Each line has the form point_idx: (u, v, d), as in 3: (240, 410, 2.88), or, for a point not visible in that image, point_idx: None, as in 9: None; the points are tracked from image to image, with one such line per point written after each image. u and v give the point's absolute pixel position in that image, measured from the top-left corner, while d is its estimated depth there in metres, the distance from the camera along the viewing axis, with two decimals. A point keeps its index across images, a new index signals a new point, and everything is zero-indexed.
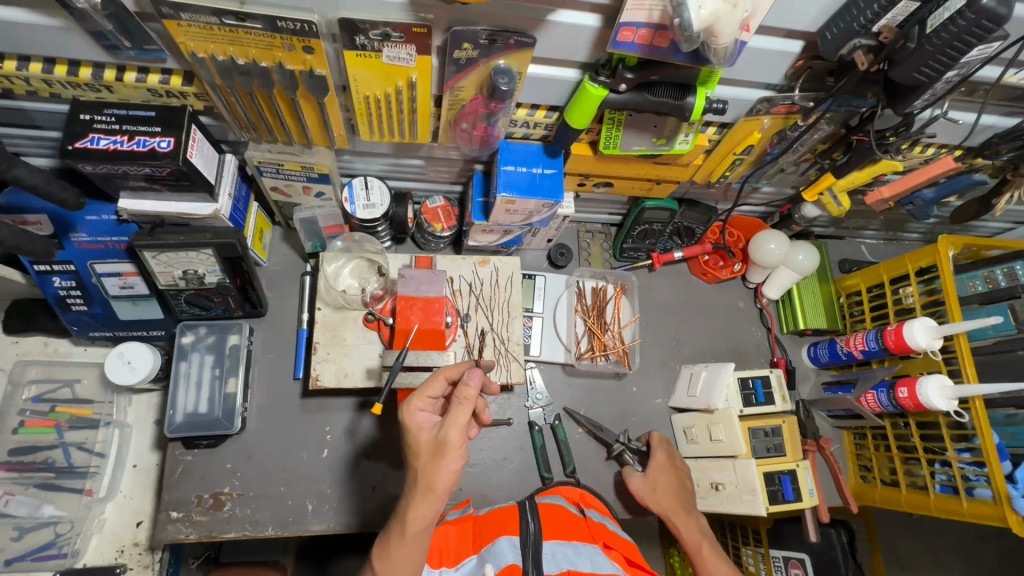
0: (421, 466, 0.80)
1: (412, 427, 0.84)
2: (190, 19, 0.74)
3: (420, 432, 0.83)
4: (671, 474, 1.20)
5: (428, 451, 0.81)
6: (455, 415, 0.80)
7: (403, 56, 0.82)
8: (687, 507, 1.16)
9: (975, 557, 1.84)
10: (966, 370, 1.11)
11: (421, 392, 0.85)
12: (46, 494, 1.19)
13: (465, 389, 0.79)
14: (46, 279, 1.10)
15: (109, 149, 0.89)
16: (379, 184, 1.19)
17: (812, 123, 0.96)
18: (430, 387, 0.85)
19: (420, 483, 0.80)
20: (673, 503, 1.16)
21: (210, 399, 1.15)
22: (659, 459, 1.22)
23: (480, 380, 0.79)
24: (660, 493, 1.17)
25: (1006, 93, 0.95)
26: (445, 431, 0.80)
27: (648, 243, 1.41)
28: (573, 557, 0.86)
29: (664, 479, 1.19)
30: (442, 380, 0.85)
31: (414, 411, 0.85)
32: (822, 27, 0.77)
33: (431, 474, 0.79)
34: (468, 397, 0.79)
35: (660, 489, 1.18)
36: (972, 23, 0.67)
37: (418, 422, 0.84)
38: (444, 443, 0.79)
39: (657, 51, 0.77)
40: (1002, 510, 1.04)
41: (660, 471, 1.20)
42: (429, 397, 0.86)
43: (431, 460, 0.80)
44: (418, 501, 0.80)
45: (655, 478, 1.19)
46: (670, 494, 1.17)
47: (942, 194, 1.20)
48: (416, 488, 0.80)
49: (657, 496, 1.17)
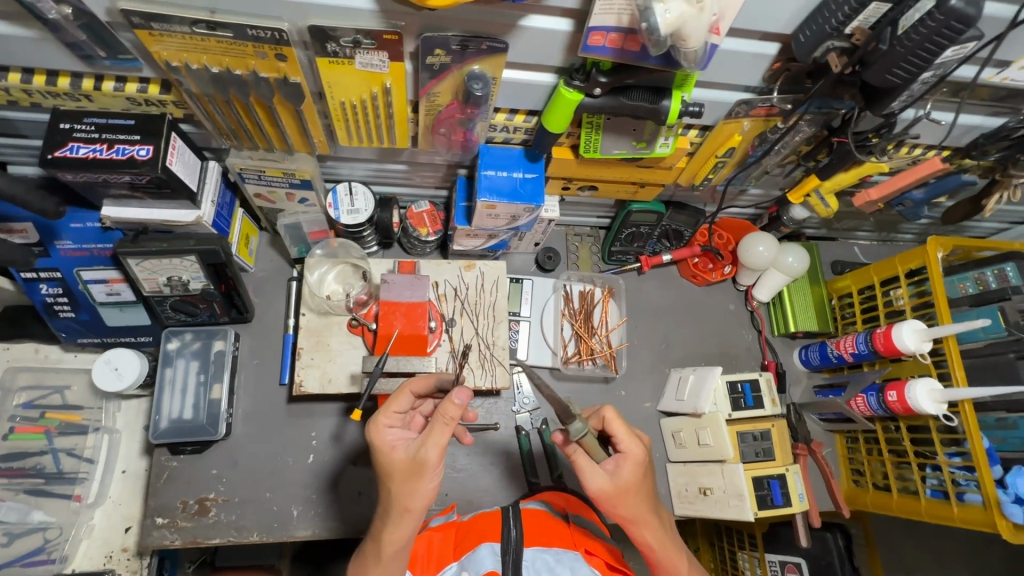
0: (396, 487, 0.80)
1: (383, 447, 0.82)
2: (162, 28, 0.75)
3: (392, 452, 0.81)
4: (643, 471, 0.84)
5: (404, 471, 0.79)
6: (435, 434, 0.79)
7: (376, 63, 0.82)
8: (654, 509, 0.86)
9: (978, 559, 1.81)
10: (955, 373, 1.10)
11: (386, 409, 0.85)
12: (35, 500, 1.20)
13: (449, 407, 0.77)
14: (33, 286, 1.11)
15: (88, 158, 0.89)
16: (363, 190, 1.18)
17: (791, 125, 0.95)
18: (395, 402, 0.85)
19: (395, 503, 0.79)
20: (641, 510, 0.84)
21: (195, 405, 1.16)
22: (634, 452, 0.84)
23: (465, 399, 0.77)
24: (625, 502, 0.82)
25: (990, 93, 0.94)
26: (423, 450, 0.79)
27: (636, 246, 1.40)
28: (553, 564, 0.85)
29: (638, 482, 0.83)
30: (407, 394, 0.87)
31: (382, 428, 0.83)
32: (795, 30, 0.77)
33: (407, 494, 0.79)
34: (452, 416, 0.77)
35: (629, 495, 0.82)
36: (943, 23, 0.67)
37: (388, 441, 0.82)
38: (424, 463, 0.78)
39: (629, 56, 0.76)
40: (991, 515, 1.03)
41: (633, 470, 0.83)
42: (395, 411, 0.85)
43: (408, 480, 0.79)
44: (395, 522, 0.80)
45: (627, 482, 0.82)
46: (641, 499, 0.83)
47: (932, 195, 1.17)
48: (391, 509, 0.80)
49: (622, 505, 0.83)
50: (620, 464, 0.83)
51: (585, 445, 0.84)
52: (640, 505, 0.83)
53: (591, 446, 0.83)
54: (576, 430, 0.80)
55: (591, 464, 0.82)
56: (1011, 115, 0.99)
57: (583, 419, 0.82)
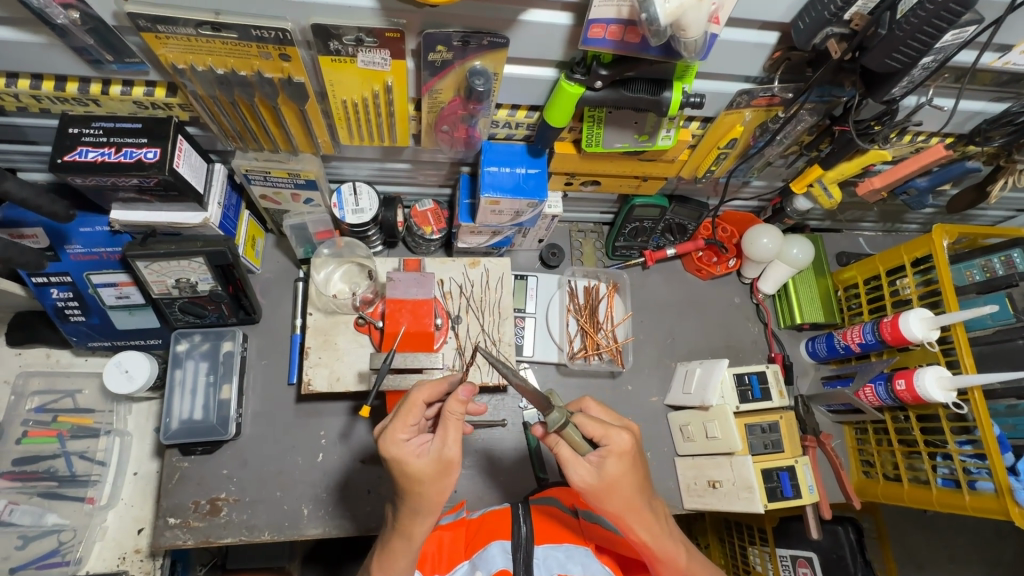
0: (426, 490, 0.80)
1: (406, 458, 0.79)
2: (169, 31, 0.76)
3: (417, 460, 0.79)
4: (633, 463, 0.80)
5: (432, 475, 0.79)
6: (452, 432, 0.80)
7: (379, 61, 0.83)
8: (647, 501, 0.83)
9: (994, 554, 1.80)
10: (964, 360, 1.09)
11: (401, 421, 0.81)
12: (50, 502, 1.21)
13: (454, 404, 0.79)
14: (44, 291, 1.12)
15: (96, 161, 0.90)
16: (367, 189, 1.19)
17: (792, 114, 0.96)
18: (409, 414, 0.81)
19: (428, 501, 0.80)
20: (630, 505, 0.80)
21: (205, 406, 1.17)
22: (620, 443, 0.79)
23: (469, 395, 0.79)
24: (612, 496, 0.79)
25: (992, 78, 0.94)
26: (446, 450, 0.79)
27: (639, 240, 1.41)
28: (564, 560, 0.84)
29: (625, 473, 0.79)
30: (419, 405, 0.82)
31: (401, 441, 0.80)
32: (794, 18, 0.77)
33: (438, 492, 0.80)
34: (460, 410, 0.79)
35: (616, 490, 0.79)
36: (939, 7, 0.69)
37: (410, 452, 0.79)
38: (450, 461, 0.79)
39: (629, 47, 0.77)
40: (1004, 503, 1.01)
41: (619, 461, 0.79)
42: (409, 423, 0.81)
43: (436, 481, 0.80)
44: (425, 518, 0.81)
45: (613, 476, 0.78)
46: (631, 493, 0.80)
47: (935, 183, 1.14)
48: (422, 507, 0.81)
49: (609, 499, 0.79)
50: (606, 456, 0.79)
51: (567, 438, 0.81)
52: (631, 499, 0.80)
53: (574, 439, 0.81)
54: (553, 421, 0.80)
55: (575, 457, 0.80)
56: (1014, 100, 0.99)
57: (562, 409, 0.81)
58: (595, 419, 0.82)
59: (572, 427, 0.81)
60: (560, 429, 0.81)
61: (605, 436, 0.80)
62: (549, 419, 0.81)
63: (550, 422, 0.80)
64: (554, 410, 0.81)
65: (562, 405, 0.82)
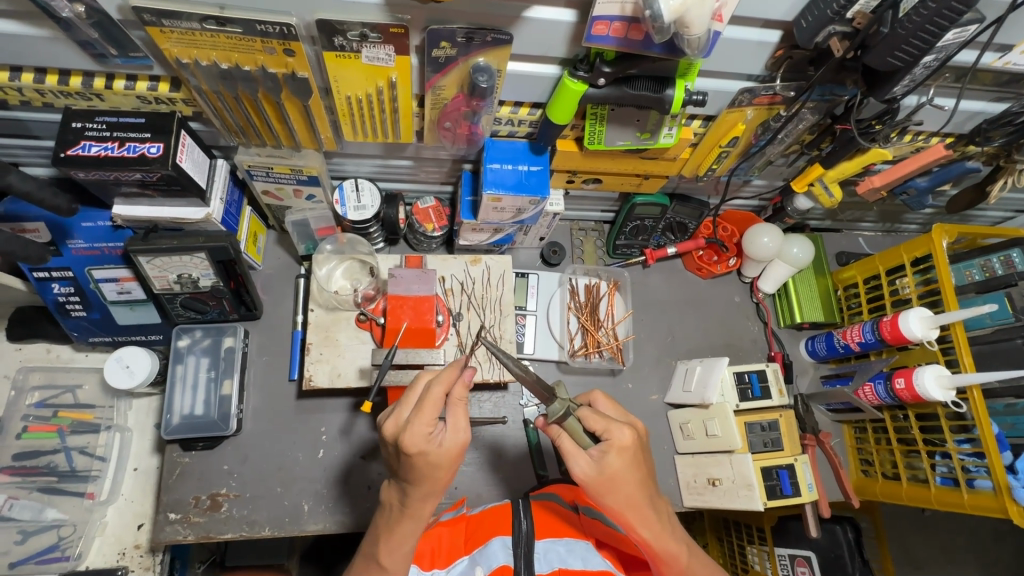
0: (440, 474, 0.80)
1: (427, 450, 0.78)
2: (173, 25, 0.76)
3: (437, 449, 0.78)
4: (635, 459, 0.80)
5: (448, 460, 0.79)
6: (456, 417, 0.80)
7: (383, 56, 0.83)
8: (650, 501, 0.82)
9: (993, 557, 1.80)
10: (963, 359, 1.09)
11: (422, 418, 0.77)
12: (49, 497, 1.21)
13: (459, 387, 0.82)
14: (45, 286, 1.11)
15: (99, 156, 0.90)
16: (369, 186, 1.20)
17: (794, 113, 0.97)
18: (426, 407, 0.78)
19: (438, 484, 0.82)
20: (630, 501, 0.80)
21: (206, 401, 1.16)
22: (621, 439, 0.80)
23: (472, 377, 0.84)
24: (614, 491, 0.79)
25: (992, 77, 0.95)
26: (458, 435, 0.79)
27: (640, 239, 1.42)
28: (565, 555, 0.83)
29: (626, 469, 0.79)
30: (436, 398, 0.78)
31: (422, 435, 0.77)
32: (797, 16, 0.78)
33: (449, 472, 0.81)
34: (463, 395, 0.81)
35: (617, 485, 0.78)
36: (940, 6, 0.70)
37: (429, 443, 0.78)
38: (462, 446, 0.80)
39: (632, 44, 0.77)
40: (1002, 501, 1.02)
41: (619, 456, 0.79)
42: (428, 417, 0.78)
43: (451, 464, 0.80)
44: (433, 495, 0.83)
45: (613, 470, 0.78)
46: (632, 489, 0.79)
47: (935, 183, 1.15)
48: (433, 489, 0.82)
49: (610, 492, 0.79)
50: (607, 451, 0.79)
51: (569, 429, 0.83)
52: (633, 495, 0.80)
53: (575, 430, 0.82)
54: (553, 411, 0.82)
55: (577, 449, 0.80)
56: (1014, 100, 0.99)
57: (563, 400, 0.83)
58: (598, 414, 0.83)
59: (574, 419, 0.83)
60: (560, 420, 0.82)
61: (606, 431, 0.81)
62: (550, 410, 0.83)
63: (550, 412, 0.83)
64: (555, 401, 0.83)
65: (565, 398, 0.84)
